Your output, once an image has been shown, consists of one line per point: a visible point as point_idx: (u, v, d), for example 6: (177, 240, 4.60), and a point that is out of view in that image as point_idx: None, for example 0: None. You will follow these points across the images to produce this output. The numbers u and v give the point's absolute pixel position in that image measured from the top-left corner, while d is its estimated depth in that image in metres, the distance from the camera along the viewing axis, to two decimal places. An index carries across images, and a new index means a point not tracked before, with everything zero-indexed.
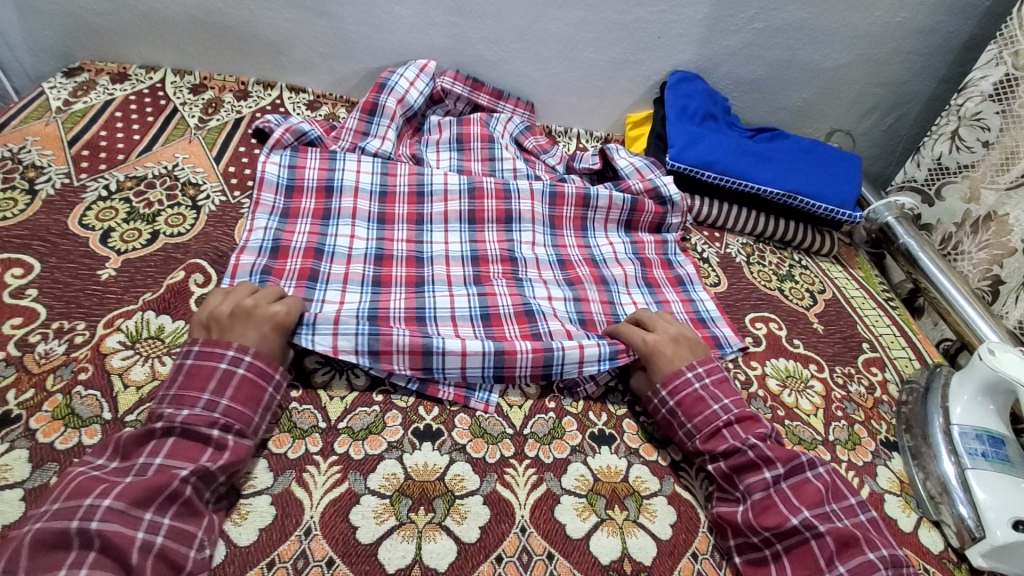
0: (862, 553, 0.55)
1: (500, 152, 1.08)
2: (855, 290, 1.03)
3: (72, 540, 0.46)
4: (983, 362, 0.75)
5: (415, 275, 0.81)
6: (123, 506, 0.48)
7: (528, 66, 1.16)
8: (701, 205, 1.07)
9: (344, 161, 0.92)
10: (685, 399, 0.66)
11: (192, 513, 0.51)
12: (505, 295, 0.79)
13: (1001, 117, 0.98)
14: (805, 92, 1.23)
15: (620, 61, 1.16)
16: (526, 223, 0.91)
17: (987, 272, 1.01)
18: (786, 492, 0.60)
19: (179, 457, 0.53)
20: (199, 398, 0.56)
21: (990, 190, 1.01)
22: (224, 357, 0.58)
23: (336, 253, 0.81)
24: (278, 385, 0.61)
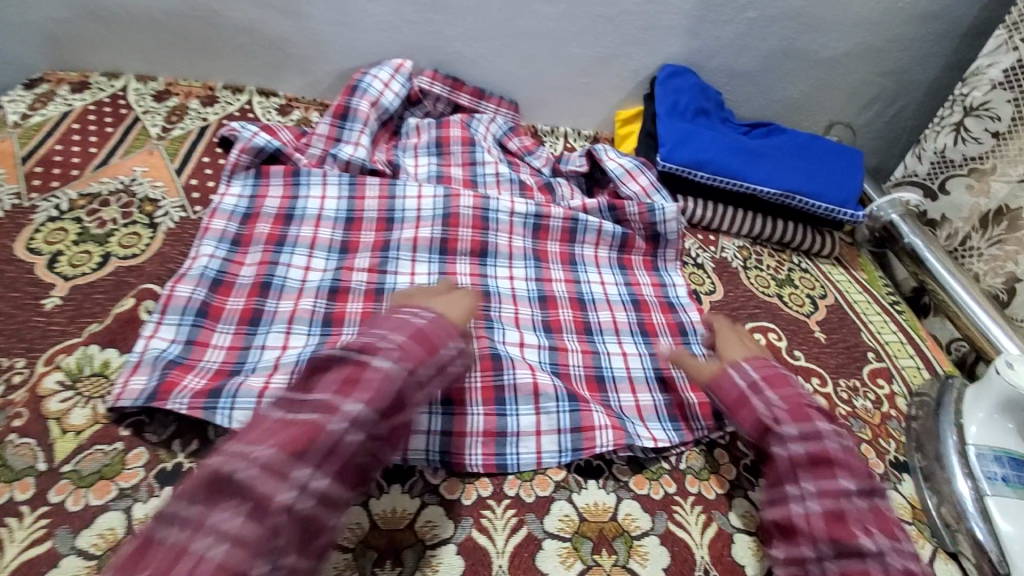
0: None
1: (482, 156, 1.02)
2: (858, 294, 0.98)
3: (228, 486, 0.46)
4: (1000, 377, 0.70)
5: (371, 313, 0.75)
6: (282, 458, 0.48)
7: (510, 64, 1.10)
8: (694, 207, 1.02)
9: (309, 185, 0.88)
10: (773, 377, 0.66)
11: (346, 472, 0.51)
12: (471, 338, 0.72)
13: (1013, 106, 0.91)
14: (804, 84, 1.16)
15: (607, 55, 1.10)
16: (503, 258, 0.86)
17: (1000, 269, 0.96)
18: (862, 511, 0.56)
19: (345, 394, 0.53)
20: (378, 338, 0.57)
21: (1001, 182, 0.94)
22: (405, 313, 0.61)
23: (286, 288, 0.76)
24: (453, 354, 0.61)
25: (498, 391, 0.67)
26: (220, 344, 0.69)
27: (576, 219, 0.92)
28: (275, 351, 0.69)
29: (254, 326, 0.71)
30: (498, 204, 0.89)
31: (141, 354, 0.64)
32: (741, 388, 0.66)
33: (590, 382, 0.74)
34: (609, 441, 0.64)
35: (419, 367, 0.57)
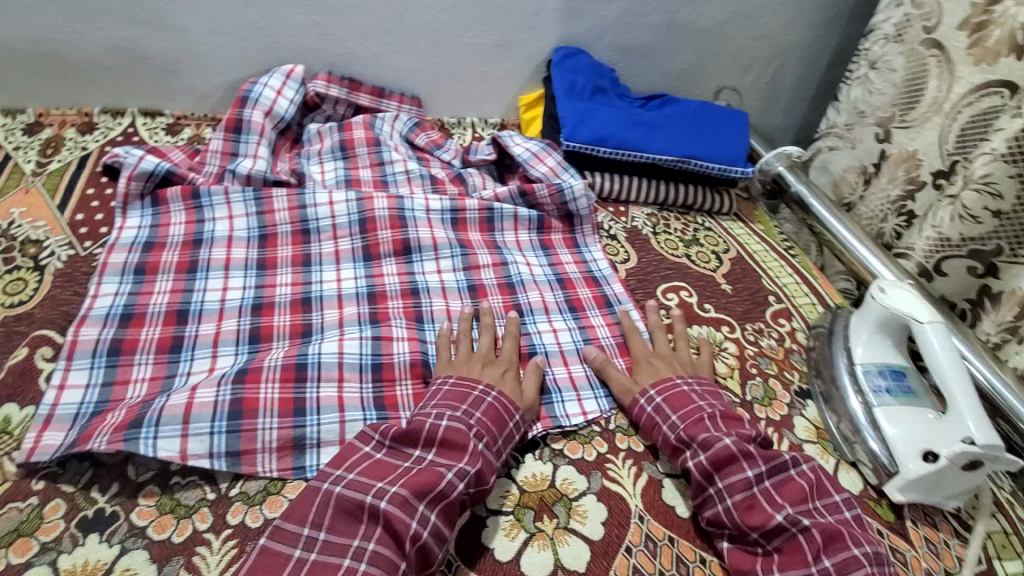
0: (847, 548, 0.55)
1: (389, 155, 1.02)
2: (757, 245, 1.06)
3: (364, 513, 0.53)
4: (876, 302, 0.78)
5: (301, 324, 0.74)
6: (405, 494, 0.54)
7: (405, 59, 1.10)
8: (601, 181, 1.06)
9: (213, 207, 0.85)
10: (672, 397, 0.70)
11: (450, 517, 0.55)
12: (403, 342, 0.72)
13: (906, 58, 0.97)
14: (688, 54, 1.23)
15: (501, 42, 1.12)
16: (428, 251, 0.86)
17: (901, 208, 1.01)
18: (767, 489, 0.61)
19: (447, 457, 0.59)
20: (457, 408, 0.63)
21: (899, 129, 1.00)
22: (478, 387, 0.66)
23: (205, 311, 0.73)
24: (517, 423, 0.66)
25: None
26: (141, 376, 0.66)
27: (491, 208, 0.93)
28: (199, 377, 0.66)
29: (175, 354, 0.68)
30: (413, 203, 0.90)
31: (50, 409, 0.61)
32: (649, 413, 0.70)
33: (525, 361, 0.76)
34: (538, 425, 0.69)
35: (494, 441, 0.62)
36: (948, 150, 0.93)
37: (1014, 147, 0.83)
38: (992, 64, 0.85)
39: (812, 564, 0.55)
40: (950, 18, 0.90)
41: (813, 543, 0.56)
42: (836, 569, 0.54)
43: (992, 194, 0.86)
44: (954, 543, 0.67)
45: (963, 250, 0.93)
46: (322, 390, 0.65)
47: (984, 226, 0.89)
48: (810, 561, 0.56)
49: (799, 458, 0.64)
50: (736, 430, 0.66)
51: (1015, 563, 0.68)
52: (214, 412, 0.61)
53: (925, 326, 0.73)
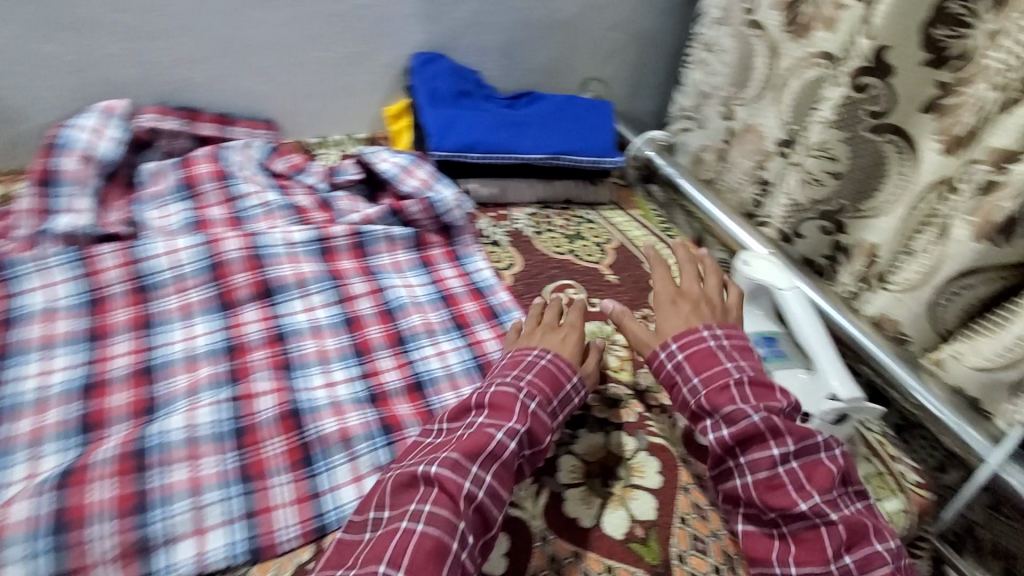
0: (869, 544, 0.57)
1: (242, 188, 0.94)
2: (637, 230, 1.08)
3: (420, 482, 0.54)
4: (743, 273, 0.83)
5: (144, 399, 0.65)
6: (456, 457, 0.55)
7: (248, 80, 1.02)
8: (477, 187, 1.03)
9: (24, 277, 0.73)
10: (695, 354, 0.67)
11: (506, 478, 0.57)
12: (268, 398, 0.66)
13: (734, 39, 1.07)
14: (549, 49, 1.23)
15: (353, 53, 1.06)
16: (294, 290, 0.79)
17: (755, 176, 1.10)
18: (796, 473, 0.60)
19: (499, 417, 0.60)
20: (506, 376, 0.65)
21: (742, 106, 1.09)
22: (533, 352, 0.69)
23: (17, 407, 0.63)
24: (575, 386, 0.68)
25: (304, 450, 0.62)
26: None
27: (361, 232, 0.88)
28: (15, 489, 0.57)
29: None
30: (270, 239, 0.82)
31: None
32: (669, 370, 0.68)
33: (409, 392, 0.72)
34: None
35: (548, 402, 0.64)
36: (787, 120, 1.01)
37: (841, 113, 0.90)
38: (807, 37, 0.94)
39: (830, 561, 0.56)
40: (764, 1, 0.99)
41: (835, 538, 0.57)
42: (855, 567, 0.56)
43: (828, 159, 0.94)
44: None
45: (815, 212, 1.00)
46: (170, 475, 0.58)
47: (827, 187, 0.96)
48: (829, 559, 0.56)
49: (831, 442, 0.62)
50: (766, 402, 0.63)
51: (891, 500, 0.73)
52: (32, 528, 0.52)
53: (786, 291, 0.80)
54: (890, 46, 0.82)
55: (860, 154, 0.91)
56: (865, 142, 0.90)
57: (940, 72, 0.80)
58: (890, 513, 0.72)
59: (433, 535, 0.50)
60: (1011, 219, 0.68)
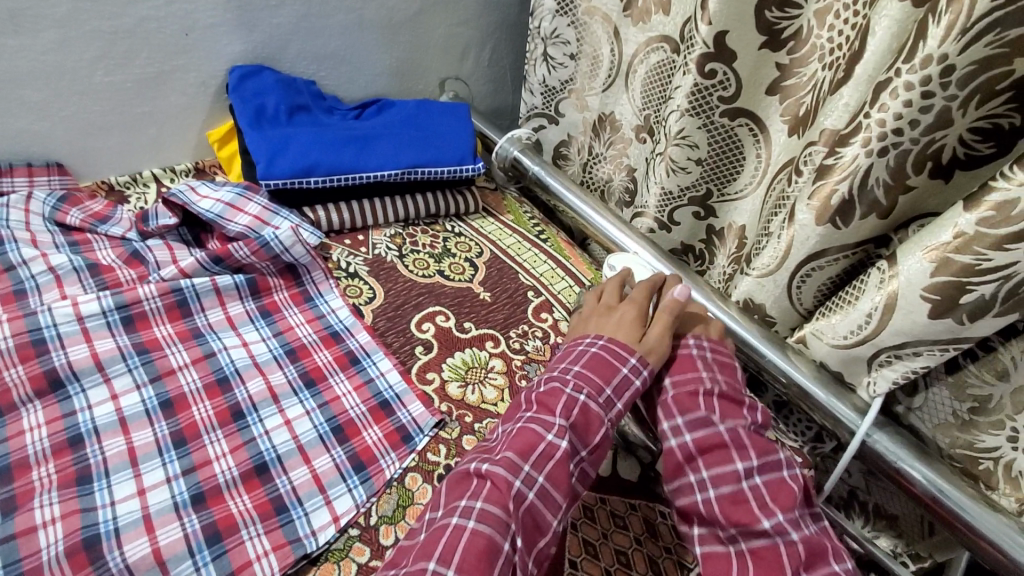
0: (827, 564, 0.55)
1: (18, 253, 0.76)
2: (509, 238, 1.02)
3: (474, 482, 0.54)
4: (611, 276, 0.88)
5: None
6: (513, 457, 0.55)
7: (19, 119, 0.84)
8: (326, 213, 0.92)
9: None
10: (673, 364, 0.67)
11: (559, 480, 0.55)
12: (53, 529, 0.53)
13: (573, 29, 1.04)
14: (395, 51, 1.12)
15: (153, 75, 0.90)
16: (91, 376, 0.65)
17: (621, 165, 1.11)
18: (760, 488, 0.58)
19: (543, 414, 0.58)
20: (560, 368, 0.63)
21: (592, 96, 1.09)
22: (586, 341, 0.65)
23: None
24: (632, 369, 0.63)
25: None
26: None
27: (178, 289, 0.74)
28: None
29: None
30: (53, 317, 0.67)
31: None
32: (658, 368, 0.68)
33: (247, 480, 0.61)
34: (273, 570, 0.54)
35: (599, 394, 0.61)
36: (640, 108, 1.02)
37: (693, 101, 0.88)
38: (647, 22, 0.95)
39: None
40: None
41: (795, 556, 0.54)
42: None
43: (689, 147, 0.93)
44: None
45: (685, 199, 1.00)
46: None
47: (693, 174, 0.96)
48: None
49: (790, 462, 0.62)
50: (730, 415, 0.63)
51: None
52: None
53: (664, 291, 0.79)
54: (728, 30, 0.80)
55: (718, 139, 0.91)
56: (721, 128, 0.90)
57: (779, 54, 0.81)
58: None
59: (485, 533, 0.50)
60: (846, 200, 0.68)
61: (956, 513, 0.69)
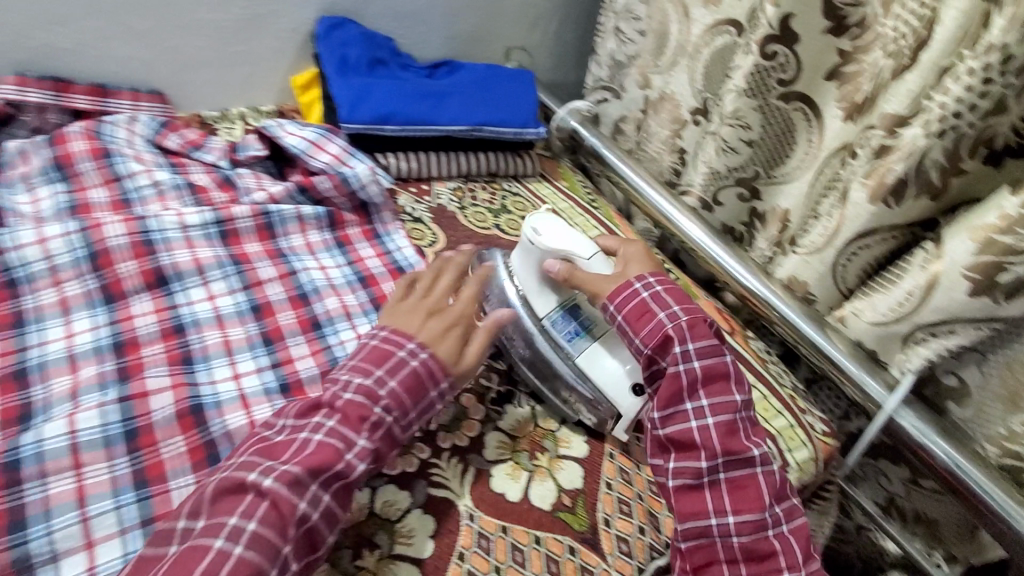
0: (788, 496, 0.62)
1: (126, 167, 0.84)
2: (563, 203, 1.07)
3: (249, 492, 0.49)
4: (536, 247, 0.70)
5: (17, 407, 0.58)
6: (298, 472, 0.50)
7: (127, 45, 0.90)
8: (396, 161, 0.99)
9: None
10: (671, 290, 0.68)
11: (344, 497, 0.53)
12: (164, 394, 0.59)
13: (646, 5, 1.10)
14: (468, 16, 1.18)
15: (251, 17, 0.96)
16: (192, 278, 0.72)
17: (673, 146, 1.15)
18: (745, 423, 0.64)
19: (348, 428, 0.55)
20: (373, 372, 0.58)
21: (655, 74, 1.13)
22: (404, 346, 0.60)
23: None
24: (439, 394, 0.61)
25: (210, 447, 0.57)
26: None
27: (267, 212, 0.81)
28: None
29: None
30: (161, 223, 0.74)
31: None
32: (640, 298, 0.67)
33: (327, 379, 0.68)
34: None
35: (405, 415, 0.58)
36: (699, 89, 1.06)
37: (751, 82, 0.91)
38: (717, 4, 0.98)
39: (767, 508, 0.60)
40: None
41: (770, 487, 0.61)
42: (783, 515, 0.61)
43: (742, 127, 0.96)
44: None
45: (732, 180, 1.03)
46: (49, 488, 0.51)
47: (742, 155, 0.99)
48: (765, 506, 0.60)
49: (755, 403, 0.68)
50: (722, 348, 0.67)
51: (801, 451, 0.77)
52: None
53: (591, 258, 0.70)
54: (795, 14, 0.84)
55: (773, 122, 0.94)
56: (775, 110, 0.93)
57: (841, 41, 0.84)
58: (799, 461, 0.76)
59: (250, 562, 0.46)
60: (900, 180, 0.72)
61: (973, 490, 0.74)
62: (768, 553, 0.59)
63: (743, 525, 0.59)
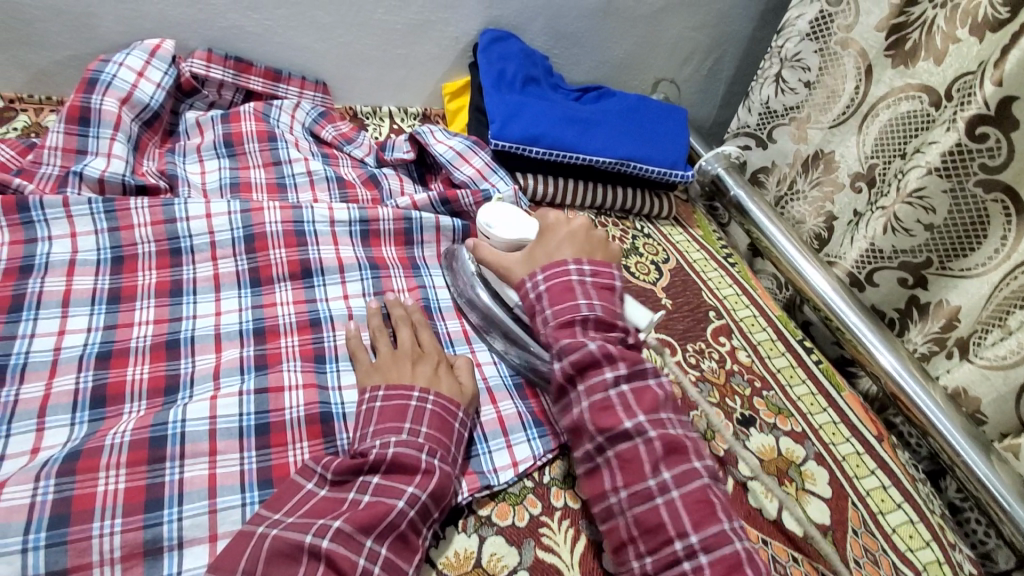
0: (686, 459, 0.57)
1: (287, 152, 0.86)
2: (696, 253, 1.00)
3: (305, 554, 0.47)
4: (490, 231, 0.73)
5: (163, 376, 0.59)
6: (349, 529, 0.48)
7: (306, 36, 0.93)
8: (534, 183, 0.95)
9: (49, 222, 0.66)
10: (555, 288, 0.66)
11: (405, 548, 0.50)
12: (297, 393, 0.59)
13: (819, 56, 0.99)
14: (625, 43, 1.14)
15: (420, 21, 0.97)
16: (332, 274, 0.73)
17: (820, 210, 1.04)
18: (625, 396, 0.60)
19: (395, 480, 0.52)
20: (401, 427, 0.56)
21: (816, 129, 1.03)
22: (413, 394, 0.58)
23: (30, 367, 0.57)
24: (462, 422, 0.60)
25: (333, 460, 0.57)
26: None
27: (409, 218, 0.81)
28: (16, 463, 0.51)
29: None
30: (313, 214, 0.75)
31: None
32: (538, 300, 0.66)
33: None
34: (463, 489, 0.58)
35: (447, 456, 0.56)
36: (868, 155, 0.95)
37: (948, 161, 0.80)
38: (910, 67, 0.88)
39: (652, 478, 0.56)
40: (866, 19, 0.92)
41: (654, 456, 0.57)
42: (672, 482, 0.56)
43: (923, 208, 0.84)
44: None
45: (894, 262, 0.90)
46: (186, 470, 0.51)
47: (916, 239, 0.86)
48: (648, 474, 0.56)
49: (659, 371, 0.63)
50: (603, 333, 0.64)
51: None
52: (29, 518, 0.46)
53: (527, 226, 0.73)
54: (1018, 97, 0.73)
55: (963, 211, 0.81)
56: (969, 198, 0.80)
57: None
58: None
59: None
60: None
61: None
62: (658, 524, 0.55)
63: (635, 498, 0.56)
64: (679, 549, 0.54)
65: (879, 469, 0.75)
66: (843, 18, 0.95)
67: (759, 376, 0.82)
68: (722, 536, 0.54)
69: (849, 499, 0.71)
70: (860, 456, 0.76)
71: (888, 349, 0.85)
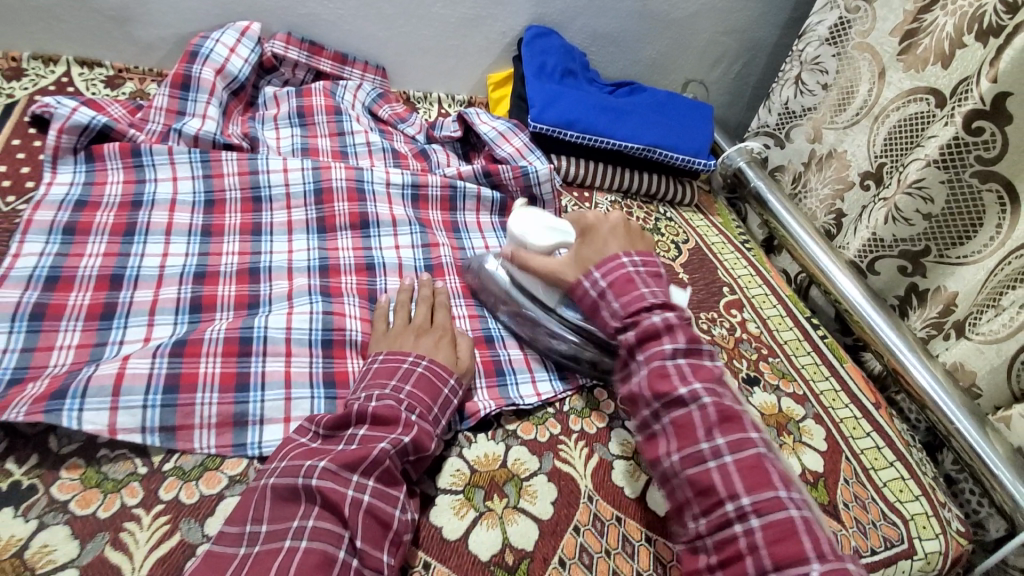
0: (742, 429, 0.56)
1: (350, 125, 0.98)
2: (715, 237, 1.08)
3: (301, 492, 0.51)
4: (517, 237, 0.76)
5: (246, 295, 0.70)
6: (335, 467, 0.52)
7: (371, 25, 1.05)
8: (566, 165, 1.05)
9: (156, 167, 0.79)
10: (616, 281, 0.64)
11: (392, 479, 0.54)
12: (355, 318, 0.70)
13: (837, 60, 1.07)
14: (658, 44, 1.23)
15: (473, 16, 1.08)
16: (386, 227, 0.83)
17: (831, 207, 1.11)
18: (684, 367, 0.59)
19: (380, 430, 0.56)
20: (387, 384, 0.60)
21: (830, 129, 1.10)
22: (407, 359, 0.63)
23: (142, 278, 0.68)
24: (453, 389, 0.63)
25: None
26: (68, 343, 0.61)
27: (454, 186, 0.91)
28: (132, 347, 0.62)
29: (106, 321, 0.64)
30: (372, 175, 0.86)
31: None
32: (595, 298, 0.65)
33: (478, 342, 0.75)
34: (490, 404, 0.67)
35: (430, 413, 0.60)
36: (877, 153, 1.02)
37: (945, 154, 0.86)
38: (920, 71, 0.94)
39: (705, 442, 0.55)
40: (882, 25, 0.99)
41: (709, 422, 0.56)
42: (727, 448, 0.55)
43: (922, 199, 0.90)
44: (882, 524, 0.71)
45: (894, 251, 0.96)
46: (267, 364, 0.62)
47: (915, 228, 0.92)
48: (701, 439, 0.56)
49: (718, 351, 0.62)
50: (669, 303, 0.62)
51: (932, 543, 0.71)
52: (148, 385, 0.56)
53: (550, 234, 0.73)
54: (1012, 93, 0.78)
55: (961, 202, 0.87)
56: (965, 187, 0.86)
57: None
58: (928, 552, 0.71)
59: (318, 549, 0.48)
60: None
61: None
62: (709, 487, 0.54)
63: (687, 461, 0.56)
64: (730, 511, 0.53)
65: (875, 432, 0.81)
66: (861, 24, 1.02)
67: (766, 345, 0.89)
68: (777, 503, 0.52)
69: (843, 454, 0.77)
70: (857, 420, 0.82)
71: (890, 328, 0.91)
